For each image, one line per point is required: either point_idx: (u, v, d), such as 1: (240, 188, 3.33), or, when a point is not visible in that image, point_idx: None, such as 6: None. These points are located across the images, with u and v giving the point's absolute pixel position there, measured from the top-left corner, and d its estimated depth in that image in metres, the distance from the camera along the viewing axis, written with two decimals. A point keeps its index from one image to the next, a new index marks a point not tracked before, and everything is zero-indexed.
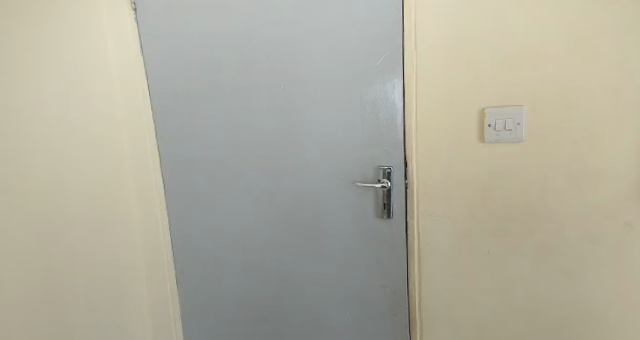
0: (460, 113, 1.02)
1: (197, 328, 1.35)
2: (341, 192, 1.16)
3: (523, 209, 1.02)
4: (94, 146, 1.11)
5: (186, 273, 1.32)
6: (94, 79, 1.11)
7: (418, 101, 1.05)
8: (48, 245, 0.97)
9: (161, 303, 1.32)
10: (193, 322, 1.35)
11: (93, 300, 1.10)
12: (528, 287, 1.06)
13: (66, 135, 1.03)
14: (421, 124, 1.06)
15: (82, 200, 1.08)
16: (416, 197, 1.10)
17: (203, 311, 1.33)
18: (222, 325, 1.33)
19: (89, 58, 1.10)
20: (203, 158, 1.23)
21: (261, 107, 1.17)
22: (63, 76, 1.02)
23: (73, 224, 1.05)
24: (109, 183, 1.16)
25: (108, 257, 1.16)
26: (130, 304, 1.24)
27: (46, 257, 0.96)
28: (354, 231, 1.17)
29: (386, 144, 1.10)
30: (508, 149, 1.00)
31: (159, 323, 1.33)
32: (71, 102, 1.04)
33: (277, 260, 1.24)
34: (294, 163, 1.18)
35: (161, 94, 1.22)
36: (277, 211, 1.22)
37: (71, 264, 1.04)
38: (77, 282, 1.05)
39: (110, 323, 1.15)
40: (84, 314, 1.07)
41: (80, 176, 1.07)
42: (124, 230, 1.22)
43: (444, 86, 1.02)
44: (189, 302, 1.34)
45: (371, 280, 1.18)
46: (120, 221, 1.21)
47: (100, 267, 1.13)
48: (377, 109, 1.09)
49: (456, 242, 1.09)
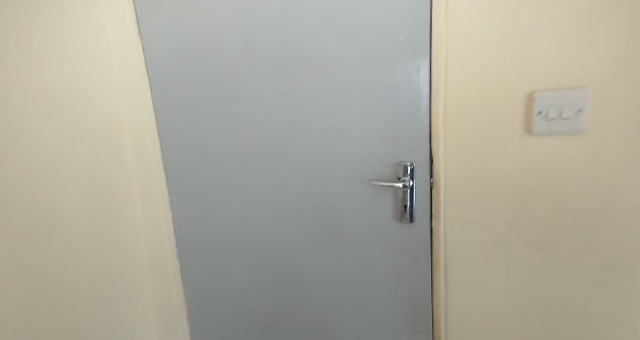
0: (500, 99, 0.82)
1: (204, 329, 1.29)
2: (355, 191, 1.01)
3: (581, 219, 0.81)
4: (89, 142, 1.03)
5: (191, 273, 1.24)
6: (91, 73, 1.03)
7: (447, 84, 0.87)
8: (49, 246, 0.92)
9: (167, 305, 1.26)
10: (200, 323, 1.28)
11: (93, 303, 1.04)
12: (583, 317, 0.85)
13: (57, 139, 0.94)
14: (450, 112, 0.88)
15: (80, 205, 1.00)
16: (442, 199, 0.93)
17: (210, 312, 1.27)
18: (230, 327, 1.26)
19: (86, 49, 1.02)
20: (205, 151, 1.13)
21: (266, 94, 1.03)
22: (49, 73, 0.92)
23: (69, 225, 0.98)
24: (107, 179, 1.09)
25: (109, 262, 1.09)
26: (131, 306, 1.17)
27: (44, 261, 0.91)
28: (370, 235, 1.02)
29: (407, 136, 0.93)
30: (562, 144, 0.79)
31: (165, 324, 1.27)
32: (62, 94, 0.95)
33: (285, 264, 1.14)
34: (302, 157, 1.04)
35: (160, 82, 1.11)
36: (284, 209, 1.10)
37: (65, 278, 0.96)
38: (73, 295, 0.98)
39: (109, 327, 1.09)
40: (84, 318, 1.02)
41: (76, 175, 0.99)
42: (120, 231, 1.13)
43: (481, 66, 0.82)
44: (195, 302, 1.27)
45: (389, 291, 1.04)
46: (124, 220, 1.14)
47: (102, 268, 1.07)
48: (398, 94, 0.93)
49: (491, 254, 0.90)
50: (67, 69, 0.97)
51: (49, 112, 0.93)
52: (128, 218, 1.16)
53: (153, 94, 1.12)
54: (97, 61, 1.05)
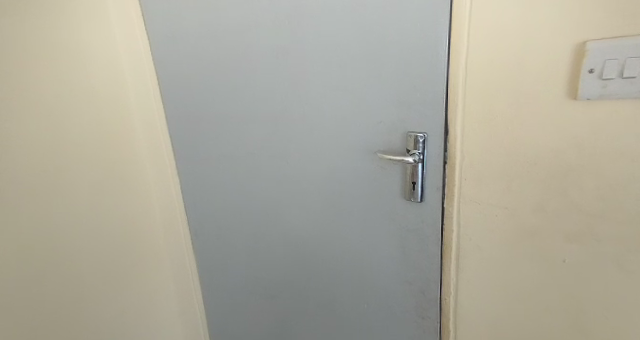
0: (536, 51, 0.65)
1: (214, 294, 1.33)
2: (360, 164, 0.90)
3: (635, 211, 0.64)
4: (94, 121, 0.98)
5: (200, 241, 1.26)
6: (90, 47, 0.95)
7: (471, 34, 0.70)
8: (73, 224, 0.94)
9: (181, 270, 1.31)
10: (210, 288, 1.32)
11: (115, 276, 1.07)
12: (617, 321, 0.73)
13: (63, 115, 0.90)
14: (471, 70, 0.72)
15: (94, 183, 0.99)
16: (459, 175, 0.80)
17: (220, 280, 1.29)
18: (239, 295, 1.28)
19: (81, 20, 0.92)
20: (206, 120, 1.06)
21: (263, 54, 0.91)
22: (50, 44, 0.85)
23: (87, 203, 0.97)
24: (117, 156, 1.06)
25: (126, 233, 1.10)
26: (150, 276, 1.20)
27: (68, 242, 0.92)
28: (376, 212, 0.93)
29: (419, 102, 0.78)
30: (619, 111, 0.61)
31: (182, 289, 1.32)
32: (65, 72, 0.89)
33: (290, 236, 1.09)
34: (303, 126, 0.94)
35: (158, 40, 1.02)
36: (287, 182, 1.03)
37: (81, 247, 0.96)
38: (96, 266, 1.01)
39: (131, 299, 1.13)
40: (107, 292, 1.05)
41: (88, 155, 0.96)
42: (134, 203, 1.13)
43: (524, 8, 0.64)
44: (204, 269, 1.30)
45: (396, 272, 0.96)
46: (135, 193, 1.13)
47: (119, 243, 1.08)
48: (409, 50, 0.76)
49: (513, 242, 0.79)
50: (67, 41, 0.89)
51: (51, 89, 0.86)
52: (141, 186, 1.15)
53: (156, 56, 1.05)
54: (97, 24, 0.97)
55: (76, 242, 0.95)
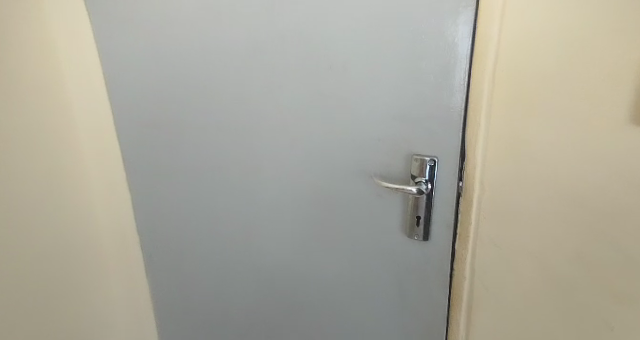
0: (589, 61, 0.47)
1: (173, 323, 1.14)
2: (352, 188, 0.74)
3: None
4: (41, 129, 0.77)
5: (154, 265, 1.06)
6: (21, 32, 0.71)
7: (501, 35, 0.54)
8: (44, 241, 0.81)
9: (131, 300, 1.09)
10: (168, 317, 1.14)
11: (82, 301, 0.93)
12: None
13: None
14: (499, 83, 0.56)
15: (59, 196, 0.84)
16: (476, 210, 0.65)
17: (183, 308, 1.11)
18: (206, 325, 1.11)
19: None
20: (161, 127, 0.85)
21: (235, 49, 0.71)
22: None
23: (47, 223, 0.81)
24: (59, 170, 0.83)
25: (78, 262, 0.91)
26: (100, 311, 0.99)
27: (43, 258, 0.81)
28: (371, 243, 0.78)
29: (429, 119, 0.62)
30: None
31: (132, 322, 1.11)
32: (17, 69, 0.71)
33: (268, 263, 0.93)
34: (285, 140, 0.76)
35: (98, 25, 0.79)
36: (265, 203, 0.85)
37: (56, 265, 0.84)
38: (64, 290, 0.87)
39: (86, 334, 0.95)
40: (79, 314, 0.93)
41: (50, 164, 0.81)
42: (81, 229, 0.91)
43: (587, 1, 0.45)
44: (160, 296, 1.11)
45: (391, 309, 0.83)
46: (80, 216, 0.90)
47: (73, 275, 0.89)
48: (420, 54, 0.58)
49: (539, 298, 0.63)
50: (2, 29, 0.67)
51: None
52: (86, 208, 0.92)
53: (99, 43, 0.80)
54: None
55: (49, 261, 0.82)
